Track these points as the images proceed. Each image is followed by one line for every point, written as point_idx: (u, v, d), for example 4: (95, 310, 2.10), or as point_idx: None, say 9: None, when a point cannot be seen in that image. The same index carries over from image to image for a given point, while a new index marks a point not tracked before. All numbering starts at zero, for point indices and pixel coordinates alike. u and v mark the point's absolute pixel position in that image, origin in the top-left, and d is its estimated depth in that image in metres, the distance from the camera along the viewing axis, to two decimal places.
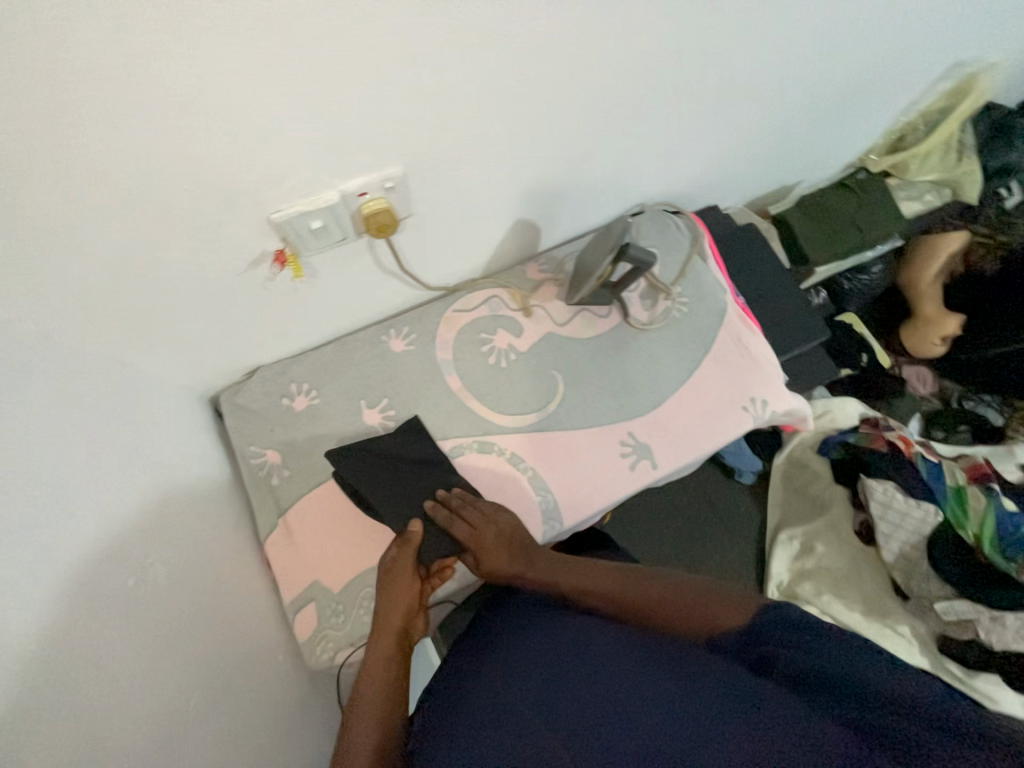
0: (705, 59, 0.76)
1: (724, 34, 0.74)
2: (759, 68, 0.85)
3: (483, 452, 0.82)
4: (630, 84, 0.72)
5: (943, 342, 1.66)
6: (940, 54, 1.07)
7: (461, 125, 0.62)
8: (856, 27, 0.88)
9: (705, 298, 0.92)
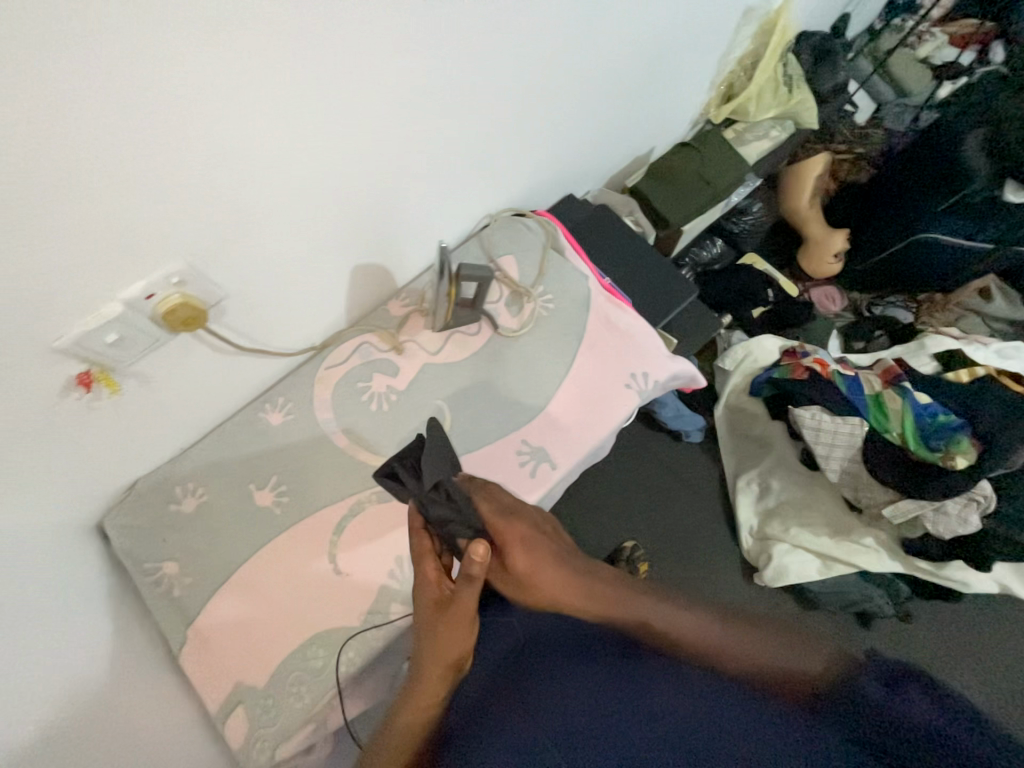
0: (489, 71, 0.77)
1: (499, 45, 0.75)
2: (553, 63, 0.87)
3: (384, 500, 0.81)
4: (423, 111, 0.73)
5: (837, 259, 1.73)
6: (731, 7, 1.13)
7: (242, 199, 0.61)
8: (636, 4, 0.92)
9: (569, 289, 0.95)
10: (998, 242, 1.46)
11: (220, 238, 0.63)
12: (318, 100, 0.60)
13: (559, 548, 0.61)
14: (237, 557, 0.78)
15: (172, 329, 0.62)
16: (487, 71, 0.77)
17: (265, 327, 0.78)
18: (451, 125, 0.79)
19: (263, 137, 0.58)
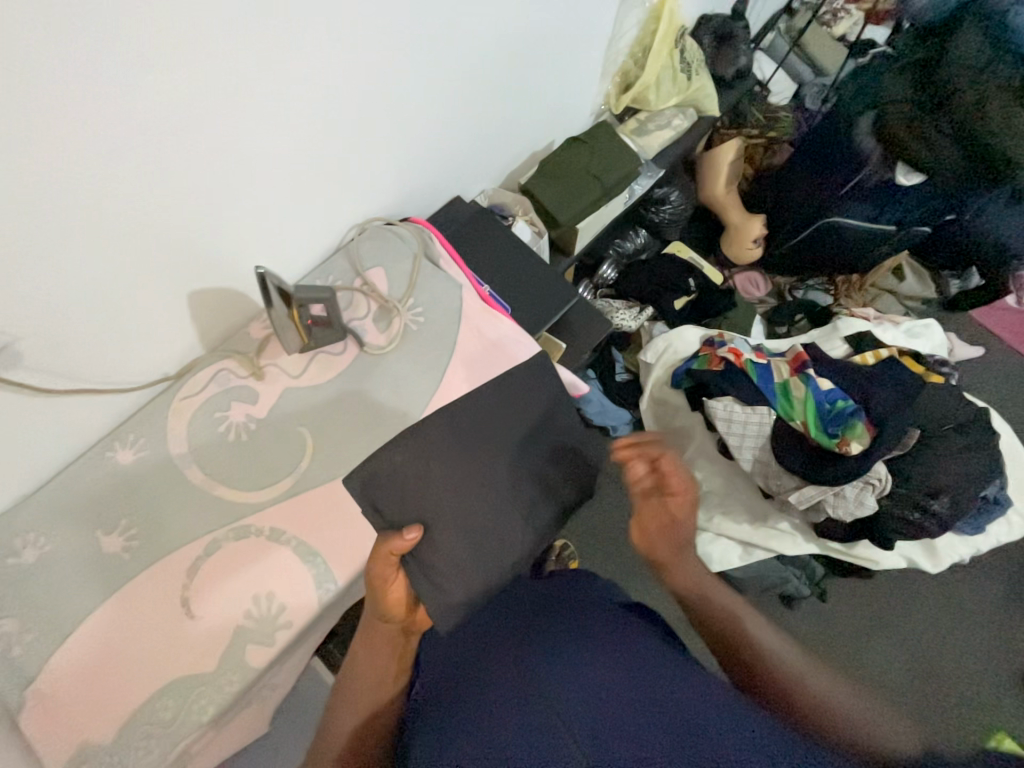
0: (324, 77, 0.73)
1: (321, 51, 0.70)
2: (401, 66, 0.82)
3: (241, 537, 0.77)
4: (241, 124, 0.68)
5: (756, 244, 1.72)
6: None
7: (12, 236, 0.56)
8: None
9: (440, 302, 0.92)
10: (900, 225, 1.49)
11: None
12: (86, 125, 0.55)
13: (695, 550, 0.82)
14: (83, 608, 0.74)
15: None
16: (312, 79, 0.72)
17: (92, 364, 0.73)
18: (286, 134, 0.74)
19: (21, 169, 0.53)
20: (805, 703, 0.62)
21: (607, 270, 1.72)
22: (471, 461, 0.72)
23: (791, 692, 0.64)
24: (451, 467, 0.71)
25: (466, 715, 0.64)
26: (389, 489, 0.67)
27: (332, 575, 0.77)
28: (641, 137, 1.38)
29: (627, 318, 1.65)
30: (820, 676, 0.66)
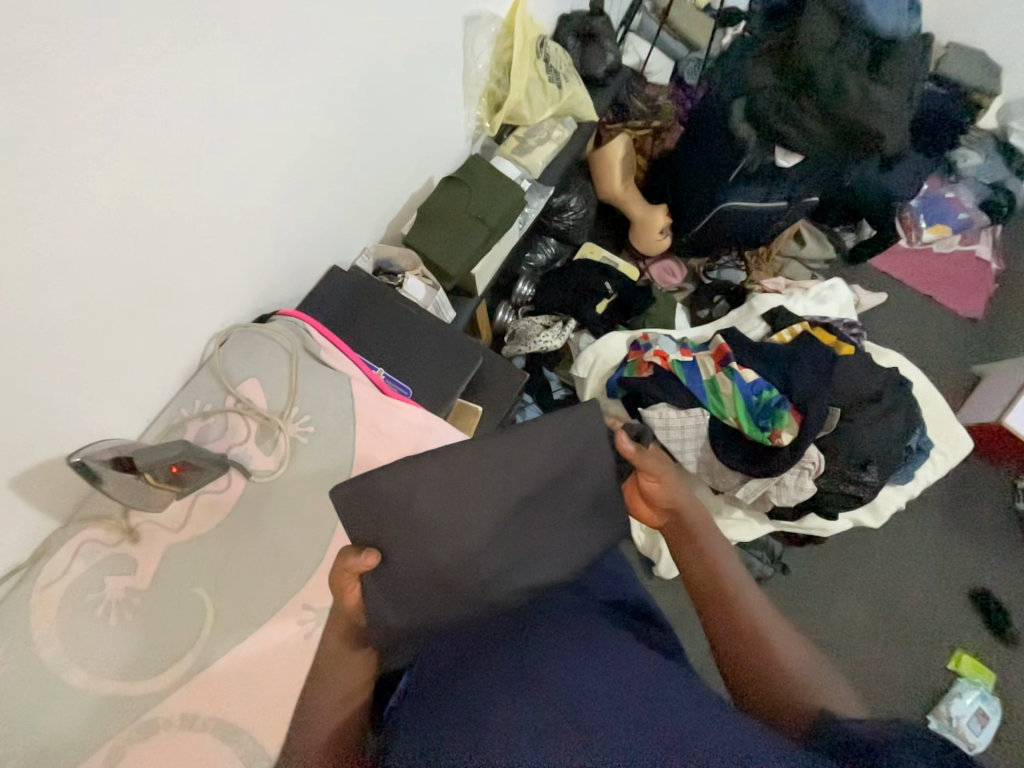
0: (108, 188, 0.61)
1: (109, 173, 0.61)
2: (223, 157, 0.73)
3: (145, 736, 0.67)
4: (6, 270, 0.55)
5: (664, 234, 1.70)
6: (447, 20, 1.02)
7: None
8: (309, 48, 0.77)
9: (328, 404, 0.83)
10: (789, 200, 1.52)
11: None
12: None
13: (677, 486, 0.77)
14: None
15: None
16: (103, 202, 0.61)
17: None
18: (81, 265, 0.62)
19: None
20: (778, 668, 0.58)
21: (523, 287, 1.65)
22: (466, 504, 0.65)
23: (767, 653, 0.60)
24: (436, 499, 0.64)
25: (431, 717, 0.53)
26: (363, 513, 0.63)
27: (263, 752, 0.68)
28: (523, 154, 1.29)
29: (552, 338, 1.55)
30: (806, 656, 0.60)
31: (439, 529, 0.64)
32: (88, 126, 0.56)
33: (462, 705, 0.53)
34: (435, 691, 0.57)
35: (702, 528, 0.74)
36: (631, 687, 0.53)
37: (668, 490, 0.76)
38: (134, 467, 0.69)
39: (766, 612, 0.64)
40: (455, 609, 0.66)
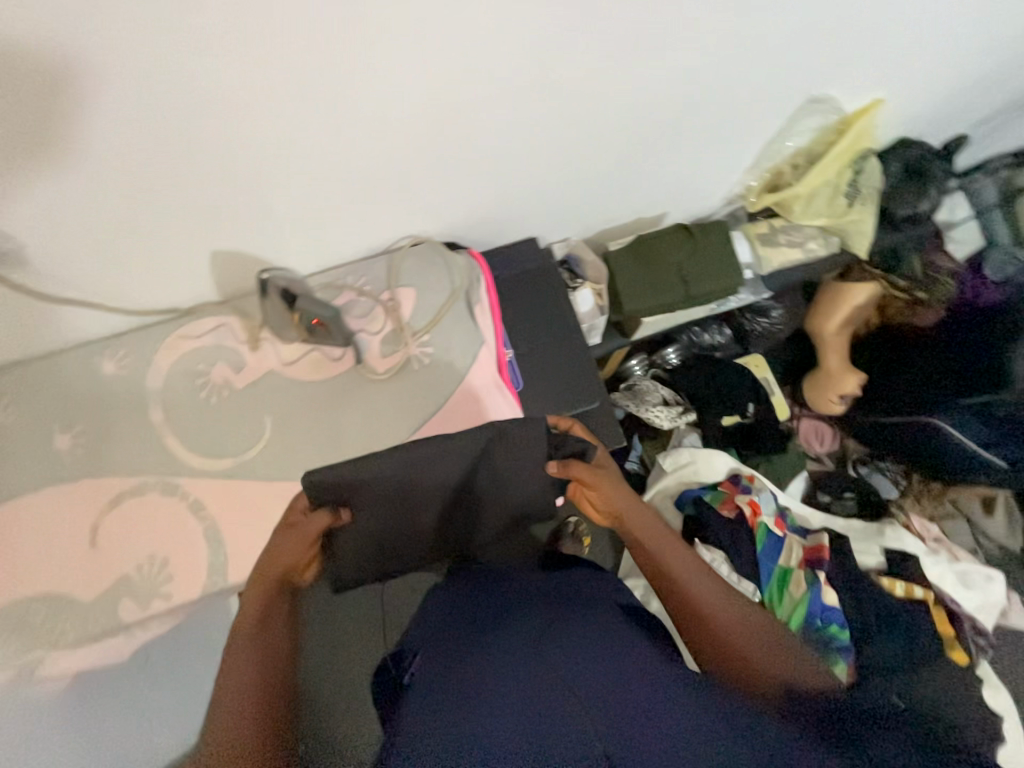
0: (416, 86, 0.65)
1: (424, 77, 0.64)
2: (518, 108, 0.74)
3: (165, 494, 0.78)
4: (310, 105, 0.62)
5: (842, 401, 1.50)
6: (793, 89, 0.93)
7: (41, 148, 0.55)
8: (652, 55, 0.75)
9: (452, 353, 0.86)
10: (1012, 465, 1.30)
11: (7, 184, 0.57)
12: (136, 64, 0.51)
13: (622, 488, 0.76)
14: (12, 488, 0.77)
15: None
16: (400, 98, 0.66)
17: (99, 276, 0.73)
18: (357, 132, 0.68)
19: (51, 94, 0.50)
20: (741, 650, 0.65)
21: (671, 353, 1.55)
22: (421, 487, 0.75)
23: (744, 645, 0.66)
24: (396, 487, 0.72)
25: (454, 678, 0.65)
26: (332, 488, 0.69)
27: (224, 572, 0.76)
28: (766, 246, 1.20)
29: (661, 417, 1.47)
30: (751, 625, 0.68)
31: (389, 497, 0.74)
32: (438, 35, 0.60)
33: (492, 696, 0.59)
34: (438, 694, 0.64)
35: (647, 529, 0.75)
36: (640, 685, 0.57)
37: (609, 496, 0.75)
38: (291, 299, 0.79)
39: (720, 598, 0.70)
40: (380, 532, 0.80)
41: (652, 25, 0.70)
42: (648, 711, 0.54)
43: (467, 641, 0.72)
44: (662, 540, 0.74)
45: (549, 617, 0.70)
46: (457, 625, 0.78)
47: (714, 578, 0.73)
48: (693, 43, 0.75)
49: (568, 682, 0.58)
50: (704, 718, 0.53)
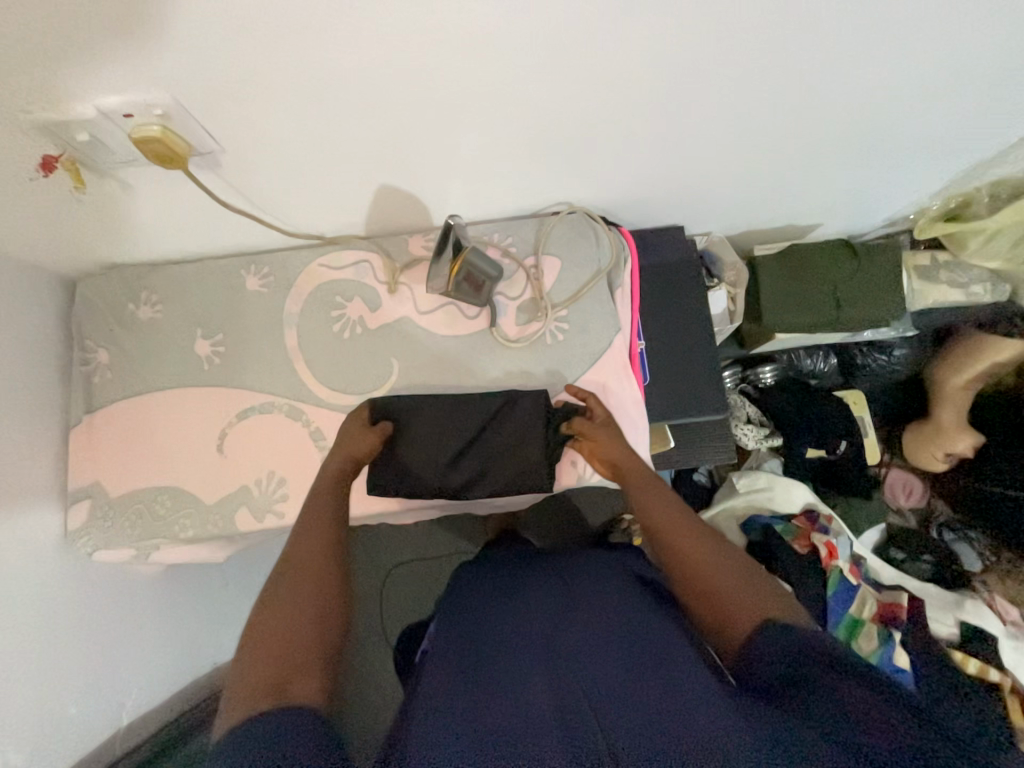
0: (645, 59, 0.59)
1: (658, 50, 0.58)
2: (732, 98, 0.68)
3: (290, 417, 0.80)
4: (534, 66, 0.58)
5: (946, 459, 1.36)
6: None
7: (266, 74, 0.54)
8: (903, 62, 0.65)
9: (587, 333, 0.83)
10: None
11: (224, 94, 0.55)
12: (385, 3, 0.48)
13: (614, 436, 0.75)
14: (154, 383, 0.81)
15: (144, 156, 0.58)
16: (621, 65, 0.59)
17: (273, 194, 0.72)
18: (565, 98, 0.63)
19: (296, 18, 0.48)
20: (720, 594, 0.58)
21: (768, 372, 1.45)
22: (461, 417, 0.78)
23: (719, 578, 0.60)
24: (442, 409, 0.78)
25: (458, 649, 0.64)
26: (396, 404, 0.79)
27: None
28: (923, 280, 1.09)
29: (747, 436, 1.40)
30: (730, 568, 0.61)
31: (436, 424, 0.78)
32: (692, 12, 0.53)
33: (486, 670, 0.58)
34: (454, 654, 0.63)
35: (636, 473, 0.72)
36: (643, 659, 0.54)
37: (604, 442, 0.74)
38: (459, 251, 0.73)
39: (697, 533, 0.65)
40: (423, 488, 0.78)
41: (931, 27, 0.59)
42: (645, 694, 0.49)
43: (486, 614, 0.70)
44: (648, 484, 0.71)
45: (567, 602, 0.68)
46: (476, 602, 0.76)
47: (697, 525, 0.66)
48: (953, 58, 0.65)
49: (571, 664, 0.55)
50: (704, 692, 0.48)
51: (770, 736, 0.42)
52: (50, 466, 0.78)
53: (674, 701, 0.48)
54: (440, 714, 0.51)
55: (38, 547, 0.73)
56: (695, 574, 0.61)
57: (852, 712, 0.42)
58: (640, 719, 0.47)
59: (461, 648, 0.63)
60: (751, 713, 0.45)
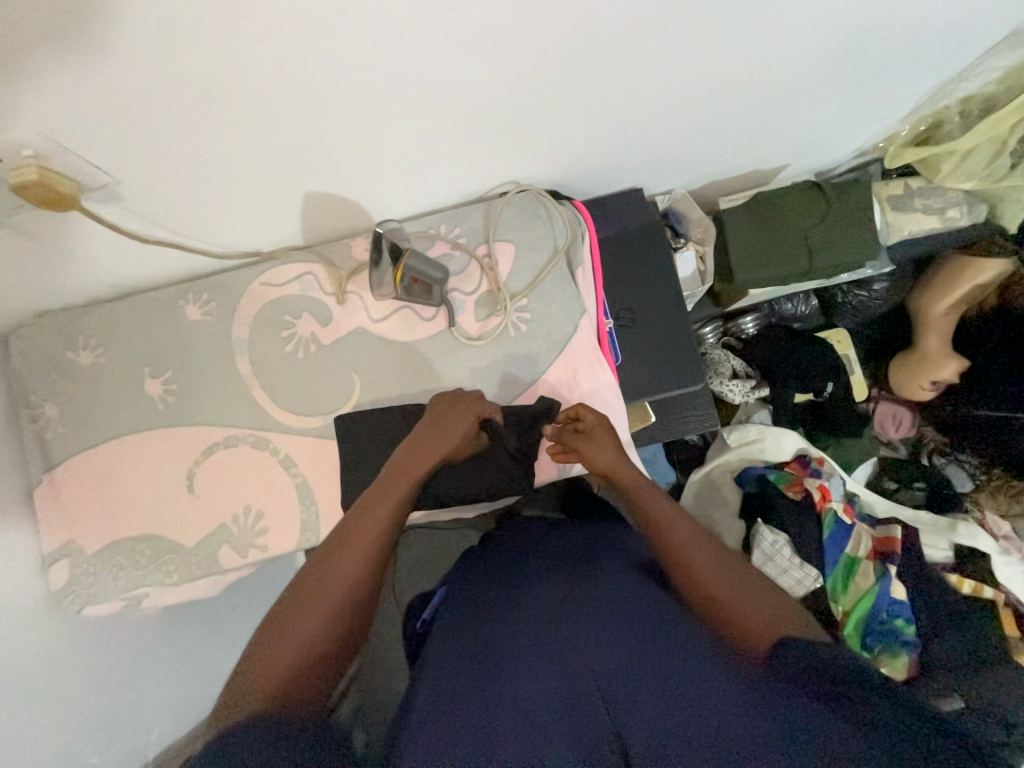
0: (560, 18, 0.53)
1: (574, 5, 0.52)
2: (666, 48, 0.61)
3: (257, 447, 0.77)
4: (438, 40, 0.51)
5: (933, 387, 1.35)
6: (993, 27, 0.74)
7: (136, 90, 0.48)
8: None
9: (551, 319, 0.79)
10: None
11: (100, 121, 0.50)
12: None
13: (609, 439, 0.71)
14: (110, 431, 0.78)
15: (30, 201, 0.53)
16: (535, 24, 0.53)
17: (191, 218, 0.67)
18: (481, 71, 0.57)
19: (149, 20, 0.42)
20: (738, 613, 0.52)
21: (749, 322, 1.42)
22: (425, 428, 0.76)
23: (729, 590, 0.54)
24: (404, 423, 0.76)
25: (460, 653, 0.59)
26: (357, 426, 0.76)
27: (317, 527, 0.76)
28: (896, 210, 1.04)
29: (734, 391, 1.34)
30: (747, 586, 0.55)
31: (400, 439, 0.75)
32: None
33: (493, 677, 0.53)
34: (463, 656, 0.58)
35: (631, 483, 0.68)
36: (657, 644, 0.51)
37: (594, 452, 0.70)
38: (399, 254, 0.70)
39: (707, 549, 0.59)
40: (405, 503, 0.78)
41: None
42: (679, 686, 0.46)
43: (495, 595, 0.68)
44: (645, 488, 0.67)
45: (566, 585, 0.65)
46: (476, 590, 0.72)
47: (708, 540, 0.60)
48: None
49: (576, 651, 0.53)
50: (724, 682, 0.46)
51: (798, 741, 0.39)
52: (22, 530, 0.76)
53: (682, 679, 0.47)
54: (440, 723, 0.48)
55: (23, 613, 0.72)
56: (702, 583, 0.56)
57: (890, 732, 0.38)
58: (643, 707, 0.45)
59: (471, 638, 0.61)
60: (772, 696, 0.44)
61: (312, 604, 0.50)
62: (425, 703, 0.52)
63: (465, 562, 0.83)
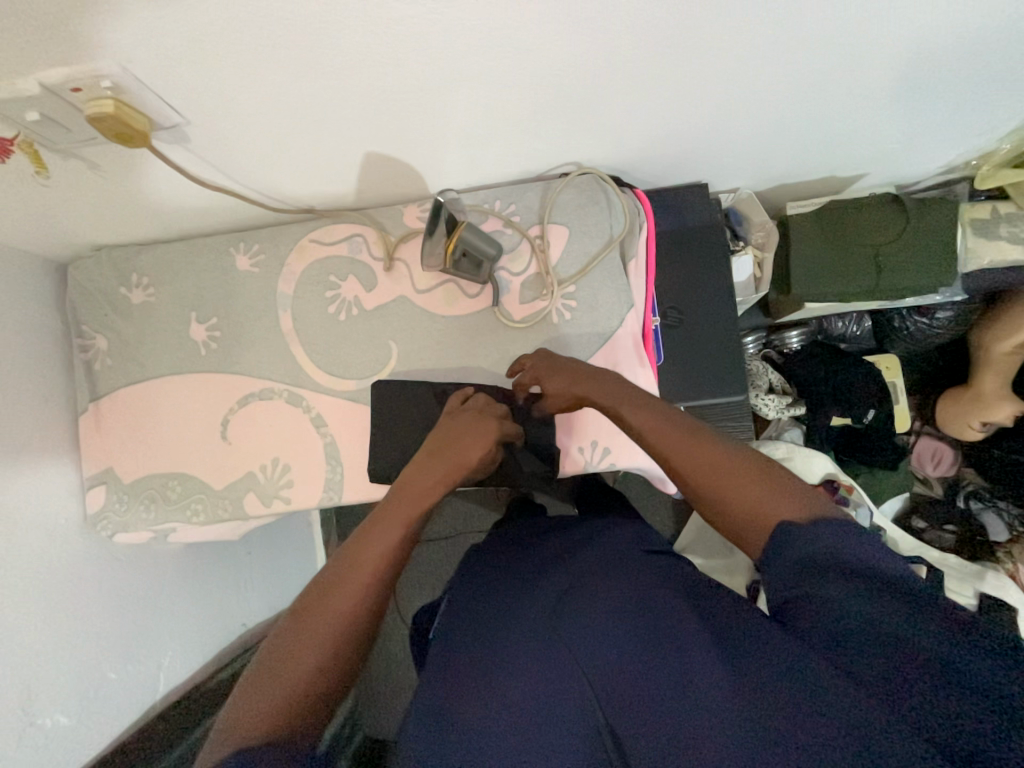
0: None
1: None
2: (764, 37, 0.57)
3: (291, 403, 0.78)
4: (524, 9, 0.49)
5: (983, 428, 1.26)
6: None
7: (214, 32, 0.47)
8: None
9: (597, 310, 0.77)
10: None
11: (179, 60, 0.50)
12: None
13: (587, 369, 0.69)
14: (154, 370, 0.80)
15: (103, 134, 0.54)
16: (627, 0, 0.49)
17: (252, 168, 0.67)
18: (561, 46, 0.54)
19: None
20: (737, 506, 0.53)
21: (794, 337, 1.35)
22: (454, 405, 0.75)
23: (716, 496, 0.54)
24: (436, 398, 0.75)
25: (465, 657, 0.56)
26: (390, 395, 0.76)
27: (340, 488, 0.78)
28: (978, 235, 0.97)
29: (767, 406, 1.29)
30: (740, 470, 0.54)
31: (431, 413, 0.75)
32: None
33: (496, 688, 0.51)
34: (467, 662, 0.56)
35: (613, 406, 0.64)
36: (659, 655, 0.49)
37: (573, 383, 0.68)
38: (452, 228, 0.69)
39: (700, 447, 0.57)
40: None
41: None
42: (680, 696, 0.45)
43: (500, 592, 0.66)
44: (631, 395, 0.63)
45: (567, 582, 0.62)
46: (479, 589, 0.69)
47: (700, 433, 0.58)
48: None
49: (574, 648, 0.52)
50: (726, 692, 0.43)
51: (813, 721, 0.38)
52: (66, 454, 0.80)
53: (684, 692, 0.45)
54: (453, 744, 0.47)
55: (61, 533, 0.76)
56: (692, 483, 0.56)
57: (942, 692, 0.36)
58: (643, 701, 0.46)
59: (472, 643, 0.58)
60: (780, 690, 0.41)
61: (303, 641, 0.48)
62: (426, 711, 0.51)
63: (474, 553, 0.82)
